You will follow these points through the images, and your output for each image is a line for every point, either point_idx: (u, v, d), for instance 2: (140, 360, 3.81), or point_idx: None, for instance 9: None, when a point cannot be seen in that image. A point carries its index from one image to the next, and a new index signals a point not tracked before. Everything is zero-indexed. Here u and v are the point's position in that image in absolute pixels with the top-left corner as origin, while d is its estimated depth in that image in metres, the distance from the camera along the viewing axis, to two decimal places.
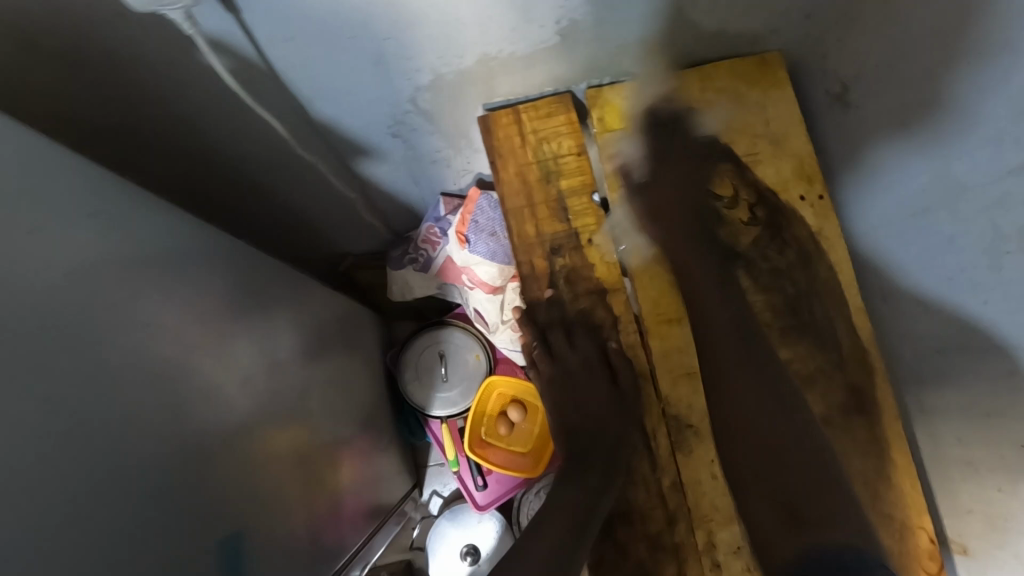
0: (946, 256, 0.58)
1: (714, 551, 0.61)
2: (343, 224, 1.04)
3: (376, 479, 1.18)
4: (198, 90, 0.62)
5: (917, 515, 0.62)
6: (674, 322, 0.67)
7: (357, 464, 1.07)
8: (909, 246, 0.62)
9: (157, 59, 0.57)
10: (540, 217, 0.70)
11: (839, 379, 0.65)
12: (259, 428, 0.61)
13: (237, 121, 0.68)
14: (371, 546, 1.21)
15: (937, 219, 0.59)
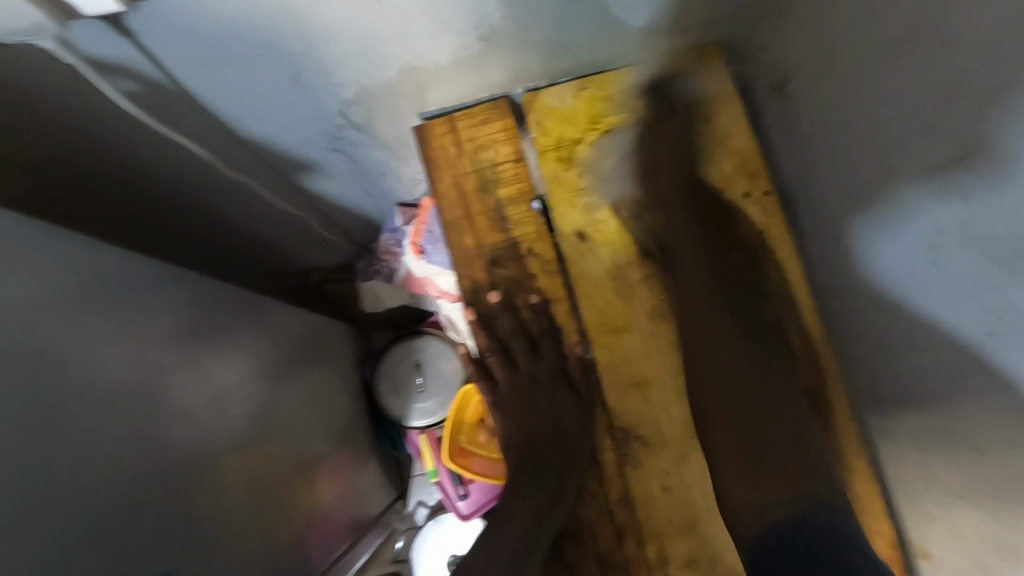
0: (940, 272, 0.50)
1: (666, 566, 0.59)
2: (301, 242, 1.02)
3: (356, 494, 1.16)
4: (115, 118, 0.60)
5: (875, 520, 0.60)
6: (619, 331, 0.64)
7: (336, 478, 1.05)
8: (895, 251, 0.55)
9: (60, 92, 0.55)
10: (478, 228, 0.68)
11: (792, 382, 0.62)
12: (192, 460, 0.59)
13: (159, 145, 0.66)
14: (356, 560, 1.14)
15: (928, 225, 0.50)
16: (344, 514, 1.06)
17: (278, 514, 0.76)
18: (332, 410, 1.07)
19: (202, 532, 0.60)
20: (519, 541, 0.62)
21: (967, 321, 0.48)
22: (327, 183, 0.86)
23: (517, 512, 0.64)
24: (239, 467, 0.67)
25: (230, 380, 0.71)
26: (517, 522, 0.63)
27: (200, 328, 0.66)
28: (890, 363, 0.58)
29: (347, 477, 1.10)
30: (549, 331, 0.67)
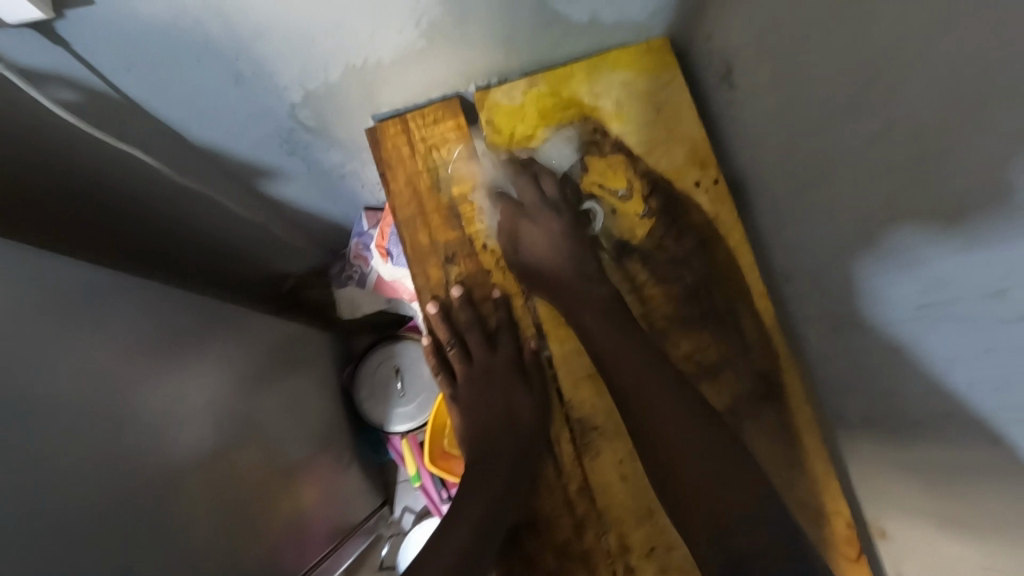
0: (942, 309, 0.44)
1: (626, 555, 0.59)
2: (265, 247, 1.02)
3: (337, 499, 1.16)
4: (60, 129, 0.61)
5: (831, 501, 0.60)
6: (574, 324, 0.65)
7: (315, 483, 1.05)
8: (887, 265, 0.49)
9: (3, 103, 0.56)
10: (433, 226, 0.68)
11: (745, 366, 0.63)
12: (155, 461, 0.59)
13: (108, 153, 0.67)
14: (341, 565, 1.14)
15: (906, 242, 0.46)
16: (323, 519, 1.06)
17: (255, 519, 0.75)
18: (308, 415, 1.07)
19: (177, 542, 0.60)
20: (474, 539, 0.59)
21: (898, 305, 0.49)
22: (287, 187, 0.87)
23: (467, 509, 0.61)
24: (209, 476, 0.67)
25: (207, 383, 0.71)
26: (471, 516, 0.61)
27: (173, 334, 0.67)
28: (838, 342, 0.58)
29: (325, 483, 1.11)
30: (503, 324, 0.67)
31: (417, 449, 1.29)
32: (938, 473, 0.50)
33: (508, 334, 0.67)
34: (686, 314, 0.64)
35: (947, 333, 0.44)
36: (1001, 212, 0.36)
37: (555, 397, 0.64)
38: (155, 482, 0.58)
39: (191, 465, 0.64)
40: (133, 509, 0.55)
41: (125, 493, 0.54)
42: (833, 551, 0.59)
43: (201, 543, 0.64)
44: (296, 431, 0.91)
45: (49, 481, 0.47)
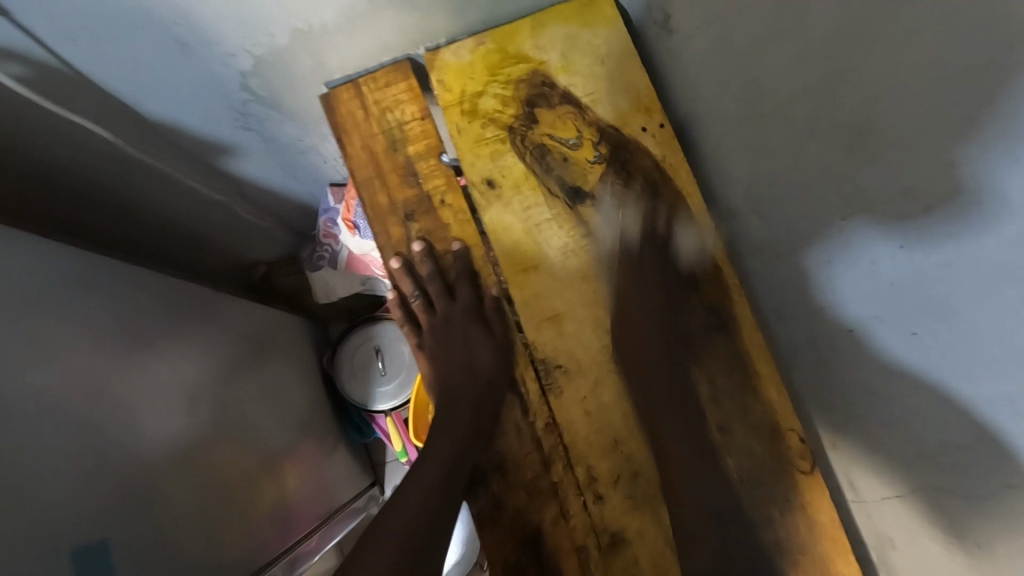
0: (892, 296, 0.47)
1: (594, 485, 0.62)
2: (231, 234, 1.02)
3: (325, 482, 1.17)
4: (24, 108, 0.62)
5: (785, 419, 0.63)
6: (532, 270, 0.67)
7: (302, 469, 1.06)
8: (836, 254, 0.52)
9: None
10: (391, 186, 0.70)
11: (696, 300, 0.66)
12: (127, 432, 0.60)
13: (70, 134, 0.68)
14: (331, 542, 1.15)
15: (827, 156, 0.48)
16: (312, 501, 1.06)
17: (238, 494, 0.77)
18: (286, 398, 1.08)
19: (154, 512, 0.61)
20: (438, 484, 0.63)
21: (823, 237, 0.52)
22: (246, 164, 0.88)
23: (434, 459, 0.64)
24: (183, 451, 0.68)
25: (177, 361, 0.72)
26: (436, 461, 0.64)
27: (126, 309, 0.67)
28: (780, 268, 0.62)
29: (311, 466, 1.12)
30: (463, 276, 0.69)
31: (402, 426, 1.32)
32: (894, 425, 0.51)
33: (468, 288, 0.69)
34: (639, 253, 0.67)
35: (902, 322, 0.46)
36: (948, 211, 0.38)
37: (516, 344, 0.67)
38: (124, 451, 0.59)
39: (161, 441, 0.65)
40: (107, 481, 0.56)
41: (99, 463, 0.56)
42: (787, 465, 0.62)
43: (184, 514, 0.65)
44: (270, 411, 0.92)
45: (15, 448, 0.48)
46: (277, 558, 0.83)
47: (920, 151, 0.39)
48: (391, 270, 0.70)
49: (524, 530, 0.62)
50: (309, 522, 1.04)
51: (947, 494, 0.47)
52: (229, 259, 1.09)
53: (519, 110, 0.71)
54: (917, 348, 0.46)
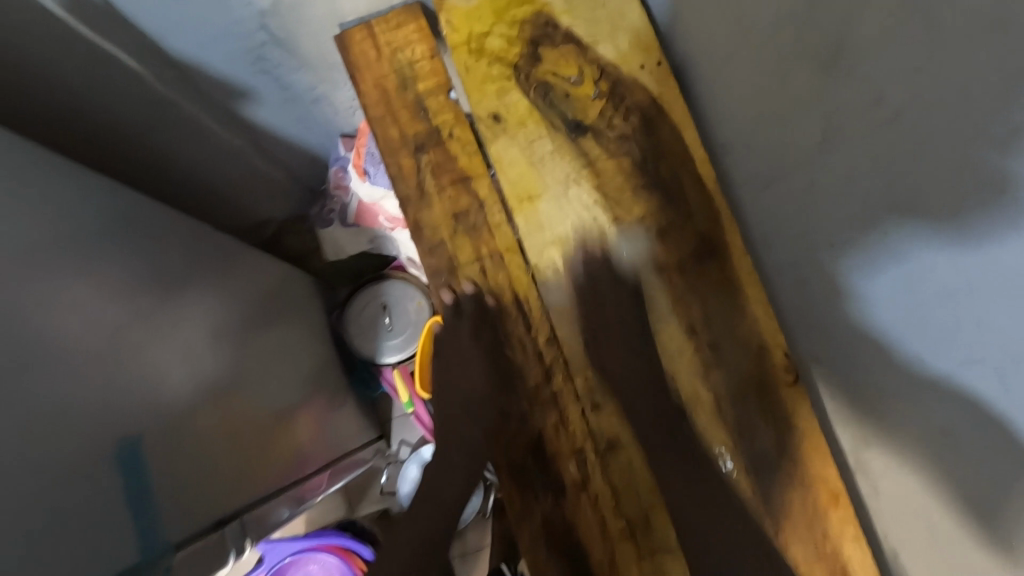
0: (926, 306, 0.47)
1: (592, 394, 0.67)
2: (251, 189, 1.05)
3: (336, 433, 1.21)
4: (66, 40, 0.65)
5: (772, 336, 0.66)
6: (535, 198, 0.71)
7: (314, 417, 1.11)
8: (872, 262, 0.52)
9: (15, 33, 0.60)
10: (402, 121, 0.74)
11: (689, 227, 0.69)
12: (149, 350, 0.65)
13: (101, 72, 0.72)
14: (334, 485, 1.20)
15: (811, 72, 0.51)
16: (323, 446, 1.11)
17: (250, 420, 0.82)
18: (297, 349, 1.12)
19: (173, 419, 0.65)
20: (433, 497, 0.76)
21: (830, 202, 0.55)
22: (262, 111, 0.92)
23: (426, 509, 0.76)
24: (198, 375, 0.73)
25: (189, 297, 0.76)
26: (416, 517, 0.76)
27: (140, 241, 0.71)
28: (768, 192, 0.65)
29: (321, 418, 1.16)
30: (449, 324, 0.74)
31: (409, 379, 1.38)
32: (913, 413, 0.52)
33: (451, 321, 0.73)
34: (636, 184, 0.70)
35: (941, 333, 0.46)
36: (980, 221, 0.38)
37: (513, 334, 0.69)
38: (146, 361, 0.64)
39: (180, 360, 0.70)
40: (134, 388, 0.61)
41: (126, 372, 0.60)
42: (774, 379, 0.66)
43: (202, 434, 0.69)
44: (275, 352, 0.97)
45: (60, 344, 0.53)
46: (283, 491, 0.87)
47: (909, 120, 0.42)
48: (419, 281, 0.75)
49: (530, 436, 0.67)
50: (319, 466, 1.06)
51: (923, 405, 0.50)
52: (250, 216, 1.12)
53: (525, 49, 0.74)
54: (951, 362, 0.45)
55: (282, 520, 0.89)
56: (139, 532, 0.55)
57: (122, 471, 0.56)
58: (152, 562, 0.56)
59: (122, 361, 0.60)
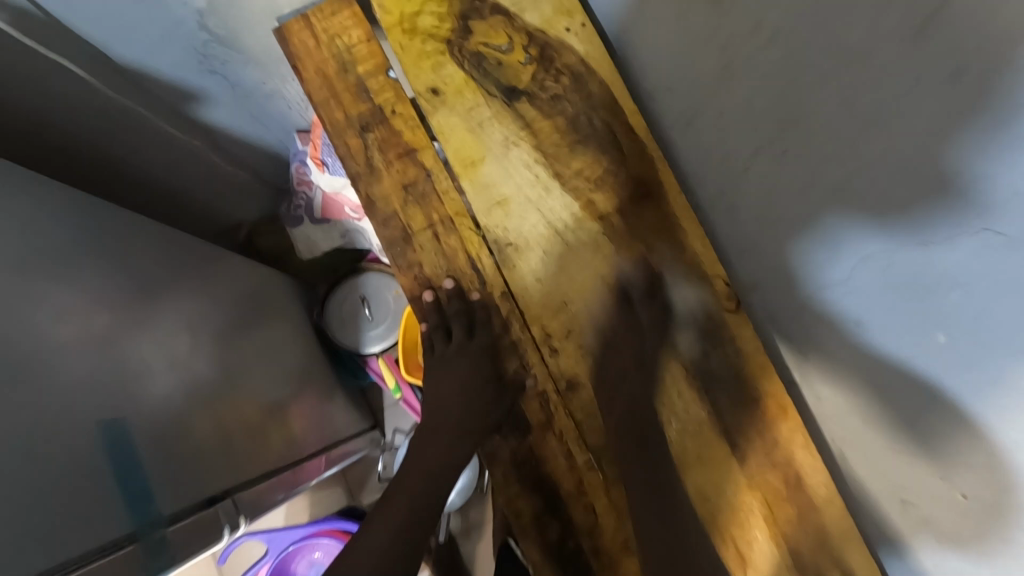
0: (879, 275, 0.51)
1: (549, 340, 0.71)
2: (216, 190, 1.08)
3: (329, 422, 1.25)
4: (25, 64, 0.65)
5: (711, 267, 0.71)
6: (478, 162, 0.75)
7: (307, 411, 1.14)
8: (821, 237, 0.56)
9: None
10: (346, 103, 0.77)
11: (624, 174, 0.73)
12: (123, 344, 0.69)
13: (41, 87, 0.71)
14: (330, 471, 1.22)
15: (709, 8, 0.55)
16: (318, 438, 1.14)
17: (228, 411, 0.84)
18: (282, 343, 1.15)
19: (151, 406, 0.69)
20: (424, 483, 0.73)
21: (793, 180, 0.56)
22: (215, 113, 0.97)
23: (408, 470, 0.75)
24: (173, 366, 0.76)
25: (160, 299, 0.79)
26: (391, 518, 0.68)
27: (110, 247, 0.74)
28: (693, 130, 0.70)
29: (315, 411, 1.20)
30: (434, 324, 0.78)
31: (395, 367, 1.41)
32: (889, 387, 0.56)
33: (436, 322, 0.77)
34: (571, 139, 0.74)
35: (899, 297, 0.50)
36: (954, 203, 0.41)
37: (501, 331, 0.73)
38: (121, 356, 0.67)
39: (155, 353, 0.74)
40: (107, 377, 0.64)
41: (100, 361, 0.64)
42: (716, 307, 0.70)
43: (178, 422, 0.73)
44: (259, 345, 0.99)
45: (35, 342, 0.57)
46: (275, 474, 0.90)
47: (863, 96, 0.45)
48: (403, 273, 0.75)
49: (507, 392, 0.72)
50: (313, 453, 1.09)
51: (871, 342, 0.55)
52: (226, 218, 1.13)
53: (457, 25, 0.77)
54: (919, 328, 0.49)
55: (279, 500, 0.93)
56: (128, 508, 0.60)
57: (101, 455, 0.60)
58: (145, 534, 0.61)
59: (96, 353, 0.64)
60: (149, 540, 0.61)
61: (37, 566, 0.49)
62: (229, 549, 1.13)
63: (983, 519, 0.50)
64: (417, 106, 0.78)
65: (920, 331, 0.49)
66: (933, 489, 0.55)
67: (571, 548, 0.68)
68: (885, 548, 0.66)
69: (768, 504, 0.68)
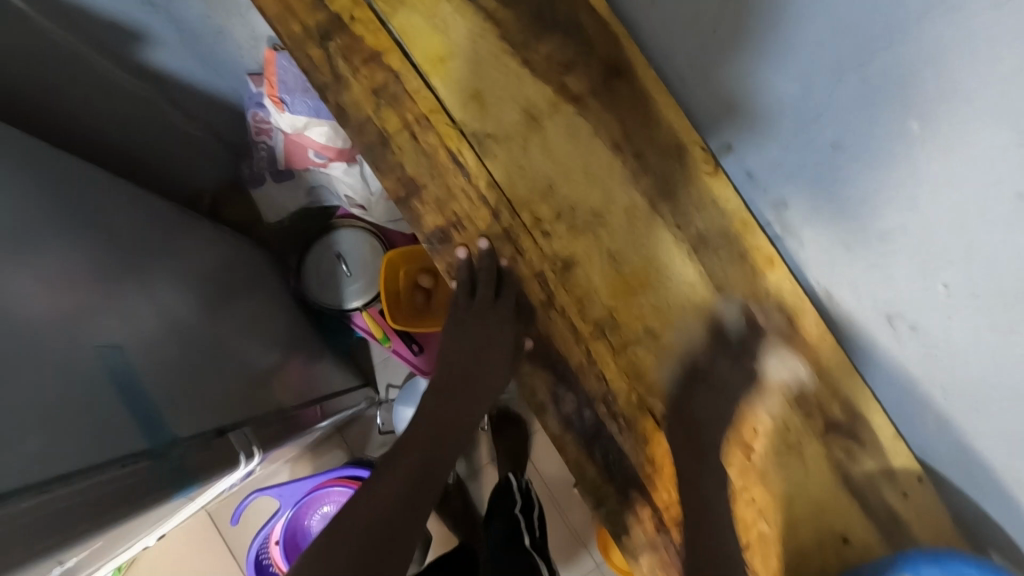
0: (773, 127, 0.64)
1: (540, 224, 0.73)
2: (172, 150, 1.07)
3: (322, 381, 1.19)
4: None
5: (688, 135, 0.72)
6: (446, 59, 0.74)
7: (301, 371, 1.11)
8: (717, 114, 0.70)
9: None
10: (300, 13, 0.74)
11: (593, 54, 0.73)
12: (101, 283, 0.66)
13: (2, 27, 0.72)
14: (320, 428, 1.18)
15: None
16: (309, 396, 1.09)
17: (218, 355, 0.82)
18: (266, 296, 1.13)
19: (137, 340, 0.67)
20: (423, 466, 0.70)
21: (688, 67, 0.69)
22: (162, 57, 0.98)
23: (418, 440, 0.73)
24: (155, 306, 0.74)
25: (129, 243, 0.76)
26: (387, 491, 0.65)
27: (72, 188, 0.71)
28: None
29: (308, 373, 1.14)
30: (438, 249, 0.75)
31: (381, 318, 1.36)
32: (858, 207, 0.60)
33: (439, 244, 0.75)
34: (535, 27, 0.73)
35: (791, 137, 0.63)
36: (806, 33, 0.53)
37: (497, 224, 0.73)
38: (97, 291, 0.65)
39: (140, 297, 0.72)
40: (84, 314, 0.61)
41: (76, 297, 0.62)
42: (696, 172, 0.72)
43: (170, 359, 0.71)
44: (237, 298, 0.97)
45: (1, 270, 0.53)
46: (280, 415, 0.89)
47: None
48: (384, 180, 0.73)
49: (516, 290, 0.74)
50: (307, 401, 1.06)
51: (788, 185, 0.67)
52: (183, 180, 1.14)
53: None
54: (810, 156, 0.62)
55: (287, 442, 0.92)
56: (136, 426, 0.59)
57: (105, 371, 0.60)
58: (162, 449, 0.61)
59: (77, 289, 0.62)
60: (165, 458, 0.61)
61: (35, 476, 0.48)
62: (239, 508, 1.12)
63: (967, 299, 0.54)
64: (374, 10, 0.75)
65: (896, 131, 0.52)
66: (913, 290, 0.59)
67: (588, 418, 0.70)
68: (871, 368, 0.70)
69: (766, 350, 0.71)
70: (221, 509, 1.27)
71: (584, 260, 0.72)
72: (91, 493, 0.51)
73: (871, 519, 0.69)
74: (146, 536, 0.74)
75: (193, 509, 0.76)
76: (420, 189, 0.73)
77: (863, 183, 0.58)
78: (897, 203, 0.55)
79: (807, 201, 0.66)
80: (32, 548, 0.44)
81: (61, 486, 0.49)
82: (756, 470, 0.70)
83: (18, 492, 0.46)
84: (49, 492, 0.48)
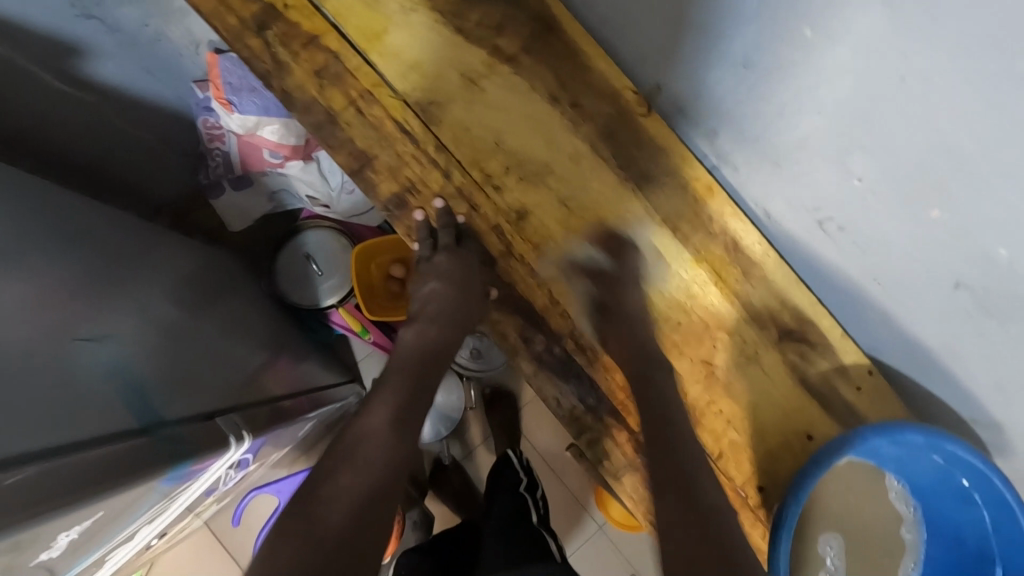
0: (689, 59, 0.68)
1: (491, 178, 0.77)
2: (131, 161, 1.13)
3: (309, 379, 1.18)
4: None
5: (619, 81, 0.76)
6: (382, 35, 0.77)
7: (286, 368, 1.10)
8: (637, 57, 0.74)
9: None
10: (235, 5, 0.77)
11: (520, 16, 0.76)
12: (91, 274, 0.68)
13: None
14: (306, 431, 1.17)
15: None
16: (297, 390, 1.08)
17: (201, 347, 0.83)
18: (239, 295, 1.13)
19: (121, 331, 0.68)
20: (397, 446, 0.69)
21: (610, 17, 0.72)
22: (105, 68, 0.99)
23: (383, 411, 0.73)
24: (138, 301, 0.75)
25: (108, 239, 0.77)
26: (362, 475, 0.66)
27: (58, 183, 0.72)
28: None
29: (293, 370, 1.13)
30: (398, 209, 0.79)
31: (357, 311, 1.36)
32: (776, 119, 0.64)
33: (397, 207, 0.79)
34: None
35: (706, 67, 0.66)
36: None
37: (452, 183, 0.77)
38: (87, 282, 0.67)
39: (121, 290, 0.73)
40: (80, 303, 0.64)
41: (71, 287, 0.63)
42: (630, 114, 0.77)
43: (152, 349, 0.72)
44: (214, 295, 0.98)
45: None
46: (269, 404, 0.91)
47: None
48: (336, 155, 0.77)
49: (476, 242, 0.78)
50: (293, 393, 1.05)
51: (711, 112, 0.71)
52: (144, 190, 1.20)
53: None
54: (727, 80, 0.66)
55: (275, 432, 0.93)
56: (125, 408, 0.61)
57: (92, 360, 0.62)
58: (152, 429, 0.63)
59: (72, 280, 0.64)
60: (159, 435, 0.63)
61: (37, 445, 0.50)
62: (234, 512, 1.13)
63: (878, 188, 0.59)
64: None
65: (795, 39, 0.56)
66: (834, 189, 0.64)
67: (557, 352, 0.76)
68: (809, 271, 0.75)
69: (716, 271, 0.76)
70: (217, 518, 1.28)
71: (538, 207, 0.76)
72: (87, 466, 0.52)
73: (830, 413, 0.75)
74: (144, 528, 0.75)
75: (186, 499, 0.78)
76: (372, 158, 0.77)
77: (778, 94, 0.62)
78: (809, 107, 0.60)
79: (730, 123, 0.70)
80: (23, 513, 0.45)
81: (51, 459, 0.50)
82: (721, 381, 0.75)
83: (15, 461, 0.47)
84: (42, 464, 0.49)
